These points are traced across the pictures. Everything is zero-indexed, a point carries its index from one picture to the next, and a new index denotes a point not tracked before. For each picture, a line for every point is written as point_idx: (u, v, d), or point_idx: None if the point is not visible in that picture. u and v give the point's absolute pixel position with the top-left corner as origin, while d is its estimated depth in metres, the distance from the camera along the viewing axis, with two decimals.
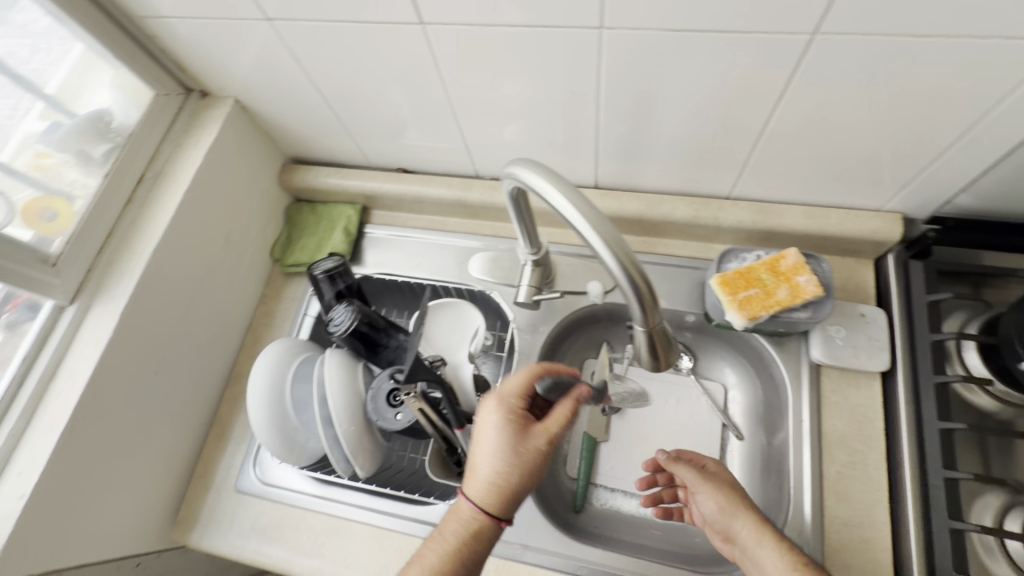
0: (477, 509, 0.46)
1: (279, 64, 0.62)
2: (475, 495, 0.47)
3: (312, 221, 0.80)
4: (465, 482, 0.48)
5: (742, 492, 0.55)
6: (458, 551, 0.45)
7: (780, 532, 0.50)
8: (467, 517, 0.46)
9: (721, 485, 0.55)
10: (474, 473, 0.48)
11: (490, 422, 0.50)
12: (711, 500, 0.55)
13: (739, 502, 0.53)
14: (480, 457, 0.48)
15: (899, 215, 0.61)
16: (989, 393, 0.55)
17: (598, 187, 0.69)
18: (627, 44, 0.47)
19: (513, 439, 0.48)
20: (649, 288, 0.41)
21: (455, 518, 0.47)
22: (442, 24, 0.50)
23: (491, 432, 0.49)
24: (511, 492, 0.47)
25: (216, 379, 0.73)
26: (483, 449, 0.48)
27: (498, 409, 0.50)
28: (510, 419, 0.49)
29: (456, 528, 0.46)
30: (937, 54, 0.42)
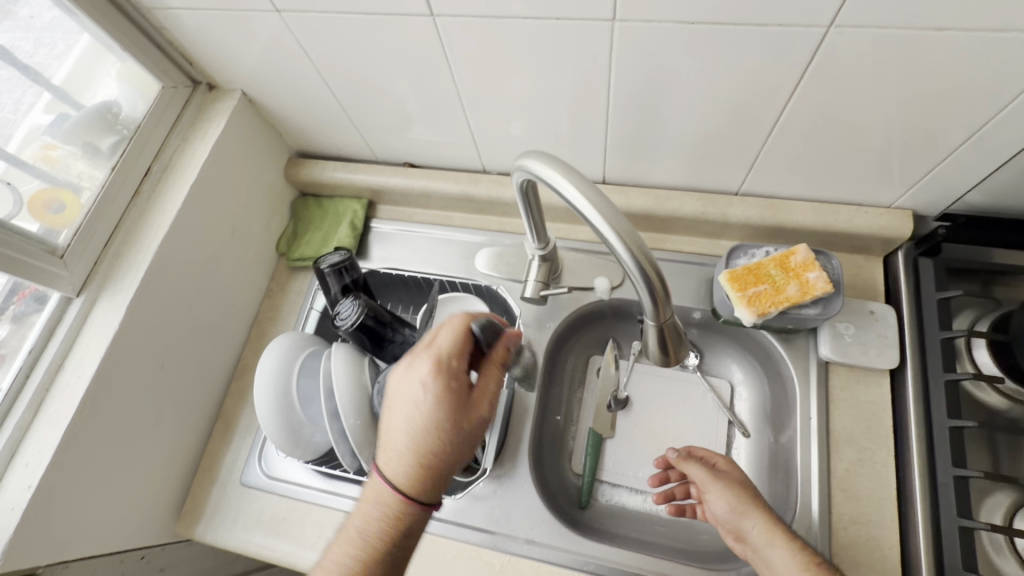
0: (392, 489, 0.46)
1: (288, 57, 0.62)
2: (396, 478, 0.46)
3: (317, 215, 0.80)
4: (386, 465, 0.47)
5: (753, 491, 0.55)
6: (377, 531, 0.46)
7: (792, 533, 0.50)
8: (388, 500, 0.46)
9: (732, 484, 0.55)
10: (389, 452, 0.47)
11: (404, 394, 0.47)
12: (721, 499, 0.55)
13: (751, 501, 0.53)
14: (395, 433, 0.47)
15: (909, 212, 0.60)
16: (998, 390, 0.55)
17: (605, 182, 0.69)
18: (640, 37, 0.47)
19: (430, 412, 0.46)
20: (662, 283, 0.41)
21: (372, 497, 0.47)
22: (451, 16, 0.50)
23: (406, 407, 0.47)
24: (430, 469, 0.46)
25: (222, 372, 0.72)
26: (398, 425, 0.47)
27: (418, 381, 0.47)
28: (442, 390, 0.46)
29: (375, 508, 0.47)
30: (953, 48, 0.41)
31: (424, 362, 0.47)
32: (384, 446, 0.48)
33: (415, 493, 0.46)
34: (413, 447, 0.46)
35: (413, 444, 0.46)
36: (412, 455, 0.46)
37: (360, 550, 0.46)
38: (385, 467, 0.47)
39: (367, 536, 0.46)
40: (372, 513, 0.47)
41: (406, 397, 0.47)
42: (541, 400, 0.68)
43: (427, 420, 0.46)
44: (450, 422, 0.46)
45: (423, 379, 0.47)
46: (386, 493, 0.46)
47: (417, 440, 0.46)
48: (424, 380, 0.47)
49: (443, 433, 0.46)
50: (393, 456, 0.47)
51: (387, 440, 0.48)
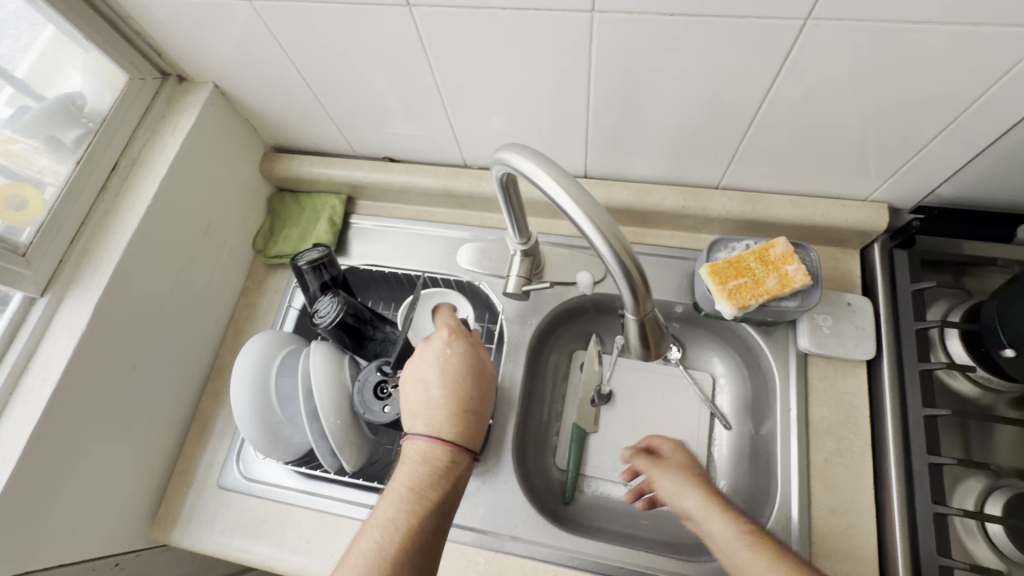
0: (438, 439, 0.49)
1: (262, 50, 0.60)
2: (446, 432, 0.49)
3: (295, 211, 0.79)
4: (431, 423, 0.49)
5: (695, 468, 0.56)
6: (428, 479, 0.47)
7: (727, 505, 0.51)
8: (439, 454, 0.48)
9: (674, 467, 0.56)
10: (427, 410, 0.50)
11: (429, 354, 0.53)
12: (665, 480, 0.55)
13: (690, 480, 0.54)
14: (430, 388, 0.51)
15: (884, 205, 0.61)
16: (970, 378, 0.57)
17: (587, 177, 0.69)
18: (619, 30, 0.46)
19: (458, 365, 0.52)
20: (642, 277, 0.40)
21: (415, 452, 0.48)
22: (429, 7, 0.49)
23: (438, 363, 0.52)
24: (467, 415, 0.50)
25: (197, 373, 0.71)
26: (432, 381, 0.51)
27: (445, 346, 0.53)
28: (464, 350, 0.53)
29: (420, 461, 0.48)
30: (928, 42, 0.42)
31: (439, 331, 0.54)
32: (417, 407, 0.51)
33: (459, 439, 0.49)
34: (451, 396, 0.50)
35: (451, 393, 0.50)
36: (451, 403, 0.50)
37: (414, 500, 0.46)
38: (426, 422, 0.50)
39: (418, 485, 0.46)
40: (419, 464, 0.48)
41: (435, 356, 0.52)
42: (525, 396, 0.68)
43: (459, 371, 0.52)
44: (475, 372, 0.52)
45: (443, 342, 0.53)
46: (431, 442, 0.48)
47: (454, 387, 0.51)
48: (444, 340, 0.53)
49: (473, 381, 0.52)
50: (431, 409, 0.50)
51: (420, 399, 0.51)
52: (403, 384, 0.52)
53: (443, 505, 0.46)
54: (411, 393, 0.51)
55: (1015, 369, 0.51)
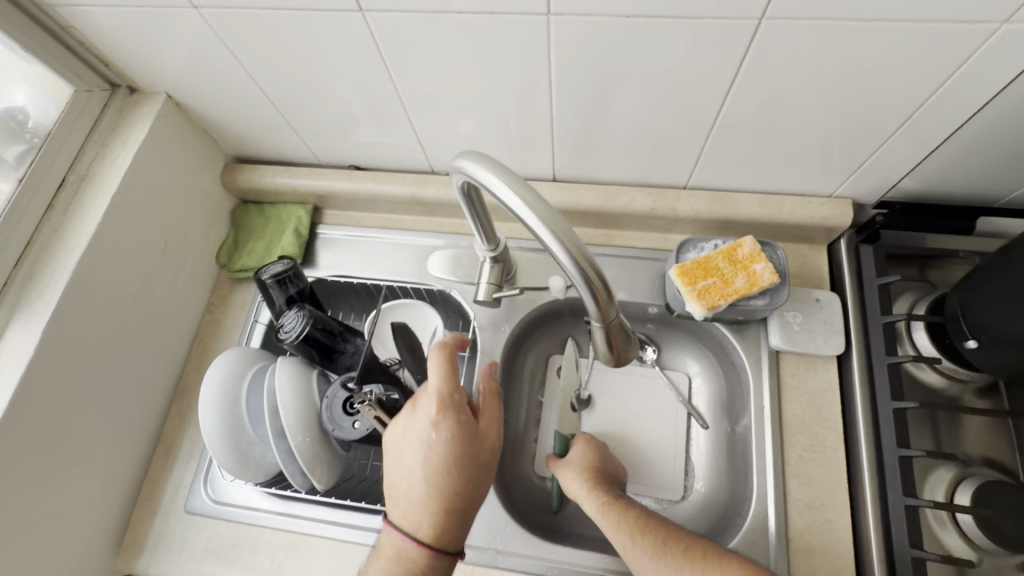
0: (412, 539, 0.46)
1: (215, 59, 0.59)
2: (422, 532, 0.46)
3: (259, 223, 0.76)
4: (409, 519, 0.46)
5: (586, 453, 0.60)
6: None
7: (598, 484, 0.56)
8: (413, 556, 0.46)
9: (565, 461, 0.60)
10: (406, 503, 0.47)
11: (413, 436, 0.47)
12: (559, 476, 0.59)
13: (572, 466, 0.59)
14: (410, 481, 0.47)
15: (849, 201, 0.62)
16: (937, 369, 0.58)
17: (556, 180, 0.68)
18: (576, 31, 0.46)
19: (443, 454, 0.46)
20: (603, 283, 0.39)
21: (389, 550, 0.46)
22: (384, 11, 0.48)
23: (421, 451, 0.46)
24: (447, 516, 0.46)
25: (160, 394, 0.68)
26: (412, 472, 0.47)
27: (429, 429, 0.46)
28: (452, 435, 0.47)
29: (394, 559, 0.46)
30: (882, 39, 0.42)
31: (429, 403, 0.47)
32: (398, 493, 0.47)
33: (435, 545, 0.46)
34: (430, 495, 0.46)
35: (430, 492, 0.46)
36: (429, 503, 0.46)
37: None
38: (404, 517, 0.47)
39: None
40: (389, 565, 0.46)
41: (419, 441, 0.47)
42: None
43: (443, 465, 0.46)
44: (462, 461, 0.47)
45: (430, 420, 0.47)
46: (404, 545, 0.46)
47: (434, 485, 0.46)
48: (432, 421, 0.47)
49: (460, 471, 0.47)
50: (409, 505, 0.47)
51: (401, 488, 0.47)
52: (387, 461, 0.49)
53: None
54: (394, 477, 0.48)
55: (978, 358, 0.52)
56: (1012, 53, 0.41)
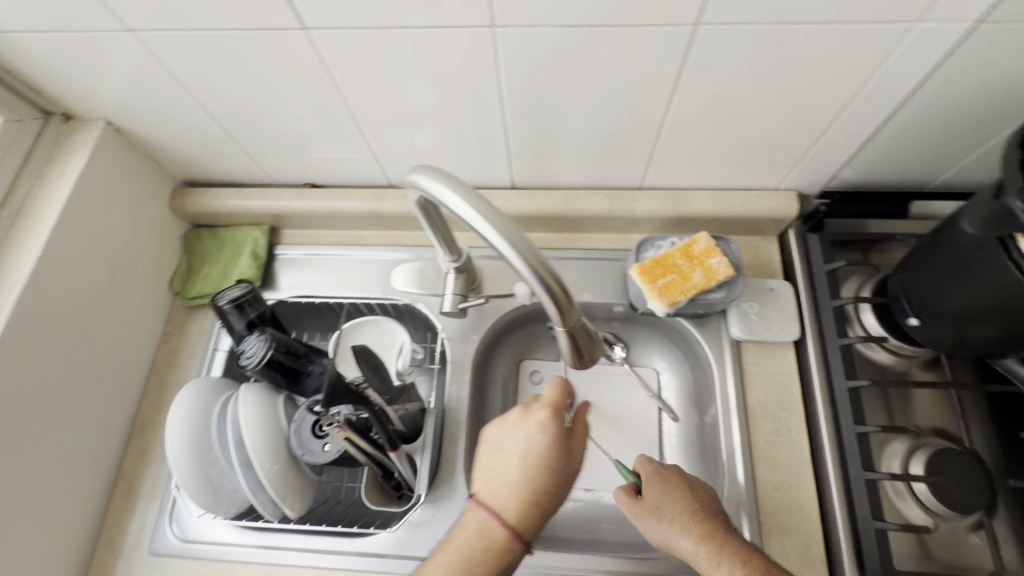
0: (499, 524, 0.45)
1: (156, 83, 0.57)
2: (509, 515, 0.45)
3: (213, 247, 0.74)
4: (498, 499, 0.46)
5: (680, 500, 0.51)
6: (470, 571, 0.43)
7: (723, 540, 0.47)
8: (495, 536, 0.44)
9: (655, 508, 0.51)
10: (498, 485, 0.46)
11: (520, 431, 0.48)
12: (651, 521, 0.50)
13: (677, 515, 0.49)
14: (505, 472, 0.46)
15: (794, 193, 0.65)
16: (886, 349, 0.61)
17: (514, 187, 0.69)
18: (522, 43, 0.47)
19: (545, 455, 0.46)
20: (562, 288, 0.39)
21: (470, 533, 0.45)
22: (327, 29, 0.47)
23: (524, 443, 0.47)
24: (535, 511, 0.46)
25: (117, 433, 0.65)
26: (514, 462, 0.47)
27: (535, 427, 0.47)
28: (552, 438, 0.47)
29: (477, 537, 0.45)
30: (809, 41, 0.44)
31: (540, 409, 0.48)
32: (492, 477, 0.47)
33: (519, 533, 0.45)
34: (526, 488, 0.46)
35: (524, 488, 0.46)
36: (523, 498, 0.45)
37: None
38: (494, 501, 0.46)
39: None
40: (466, 548, 0.44)
41: (524, 437, 0.48)
42: (473, 415, 0.66)
43: (545, 466, 0.46)
44: (559, 469, 0.47)
45: (539, 423, 0.48)
46: (491, 529, 0.45)
47: (530, 483, 0.46)
48: (543, 421, 0.48)
49: (556, 471, 0.47)
50: (502, 490, 0.46)
51: (495, 470, 0.47)
52: (483, 448, 0.49)
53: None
54: (490, 462, 0.48)
55: (920, 335, 0.56)
56: (925, 49, 0.44)
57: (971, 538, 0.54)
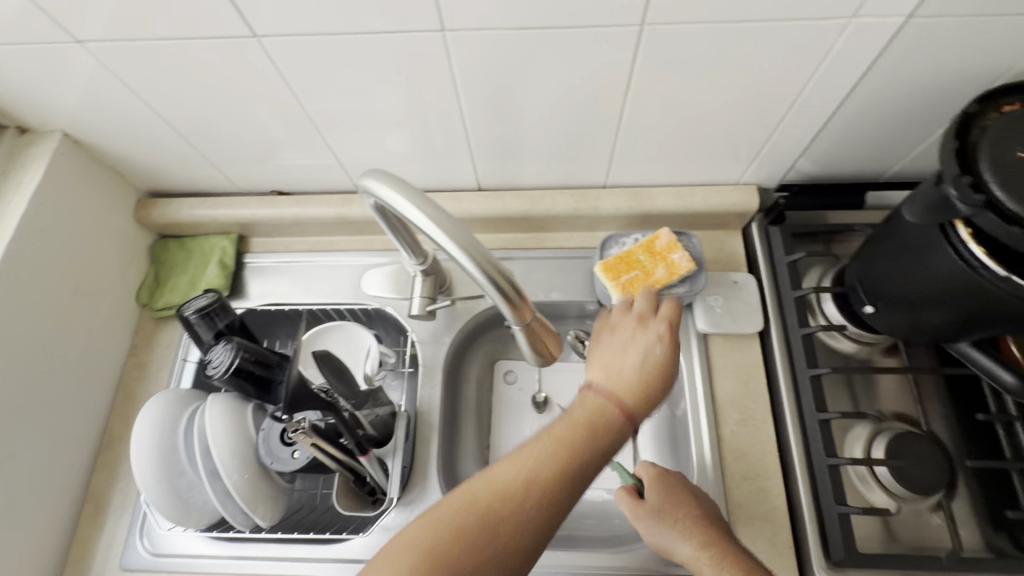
0: (614, 405, 0.42)
1: (112, 94, 0.56)
2: (623, 396, 0.43)
3: (181, 257, 0.73)
4: (611, 384, 0.44)
5: (680, 509, 0.51)
6: (581, 442, 0.40)
7: (722, 550, 0.47)
8: (608, 414, 0.42)
9: (655, 512, 0.52)
10: (615, 372, 0.44)
11: (642, 334, 0.47)
12: (651, 527, 0.52)
13: (676, 521, 0.51)
14: (624, 366, 0.44)
15: (754, 187, 0.66)
16: (848, 338, 0.62)
17: (481, 189, 0.69)
18: (473, 47, 0.47)
19: (664, 357, 0.45)
20: (515, 287, 0.39)
21: (582, 409, 0.42)
22: (277, 37, 0.48)
23: (642, 342, 0.46)
24: (651, 402, 0.44)
25: (84, 448, 0.64)
26: (631, 357, 0.45)
27: (655, 333, 0.47)
28: (668, 344, 0.46)
29: (591, 414, 0.42)
30: (752, 39, 0.45)
31: (659, 321, 0.48)
32: (609, 367, 0.45)
33: (632, 415, 0.42)
34: (644, 378, 0.44)
35: (643, 379, 0.44)
36: (643, 387, 0.44)
37: (561, 459, 0.39)
38: (612, 387, 0.43)
39: (568, 449, 0.39)
40: (579, 422, 0.41)
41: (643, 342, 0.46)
42: (446, 416, 0.66)
43: (665, 364, 0.45)
44: (674, 375, 0.45)
45: (658, 331, 0.47)
46: (609, 406, 0.42)
47: (648, 377, 0.44)
48: (662, 329, 0.47)
49: (670, 374, 0.45)
50: (621, 375, 0.44)
51: (613, 358, 0.46)
52: (601, 343, 0.48)
53: (578, 483, 0.39)
54: (607, 355, 0.46)
55: (878, 322, 0.57)
56: (865, 43, 0.45)
57: (932, 519, 0.55)
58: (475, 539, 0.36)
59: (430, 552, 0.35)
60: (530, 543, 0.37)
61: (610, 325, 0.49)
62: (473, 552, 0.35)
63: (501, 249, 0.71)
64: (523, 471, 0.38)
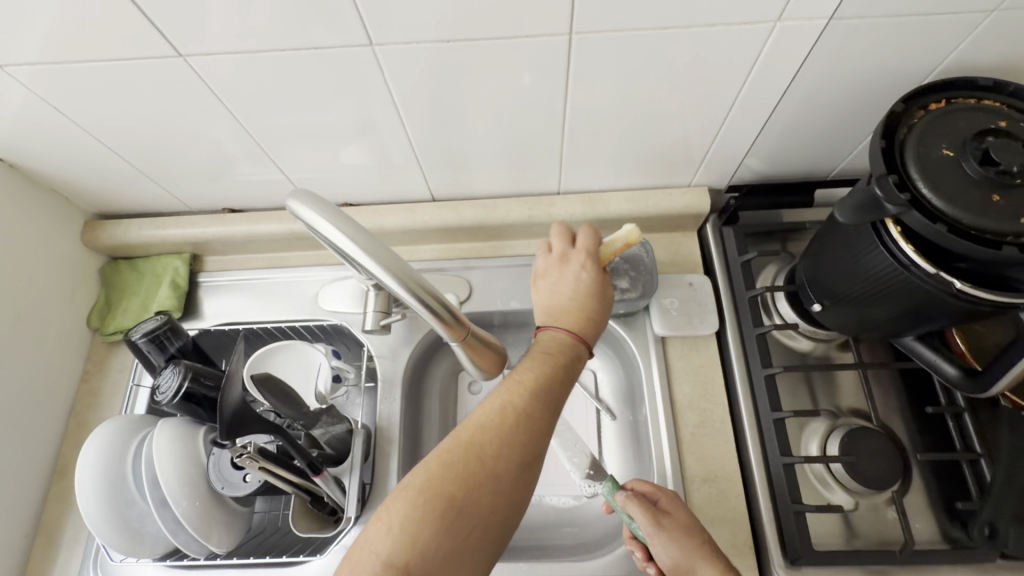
0: (565, 335, 0.49)
1: (45, 120, 0.55)
2: (568, 326, 0.50)
3: (133, 280, 0.72)
4: (558, 319, 0.51)
5: (698, 529, 0.50)
6: (546, 370, 0.45)
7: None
8: (561, 342, 0.49)
9: (675, 527, 0.50)
10: (557, 310, 0.51)
11: (569, 271, 0.54)
12: (673, 540, 0.49)
13: (698, 539, 0.49)
14: (565, 297, 0.52)
15: (705, 188, 0.66)
16: (803, 336, 0.63)
17: (435, 200, 0.69)
18: (405, 59, 0.47)
19: (591, 282, 0.53)
20: (445, 305, 0.39)
21: (539, 347, 0.48)
22: (204, 56, 0.47)
23: (573, 276, 0.53)
24: (596, 320, 0.52)
25: (33, 481, 0.62)
26: (566, 290, 0.53)
27: (580, 264, 0.54)
28: (593, 269, 0.54)
29: (549, 348, 0.48)
30: (681, 44, 0.46)
31: (578, 255, 0.55)
32: (550, 304, 0.52)
33: (584, 334, 0.50)
34: (581, 303, 0.52)
35: (585, 302, 0.52)
36: (586, 310, 0.51)
37: (532, 385, 0.44)
38: (561, 316, 0.51)
39: (536, 377, 0.44)
40: (541, 351, 0.48)
41: (573, 271, 0.54)
42: (407, 431, 0.65)
43: (592, 287, 0.52)
44: (603, 296, 0.53)
45: (580, 263, 0.54)
46: (565, 336, 0.49)
47: (585, 302, 0.52)
48: (582, 260, 0.54)
49: (600, 296, 0.53)
50: (568, 310, 0.51)
51: (555, 300, 0.53)
52: (540, 291, 0.54)
53: (552, 402, 0.44)
54: (549, 297, 0.53)
55: (828, 319, 0.57)
56: (792, 45, 0.46)
57: (888, 512, 0.55)
58: (470, 468, 0.39)
59: (429, 488, 0.38)
60: (521, 462, 0.41)
61: (539, 272, 0.56)
62: (471, 479, 0.39)
63: (458, 259, 0.70)
64: (501, 403, 0.43)
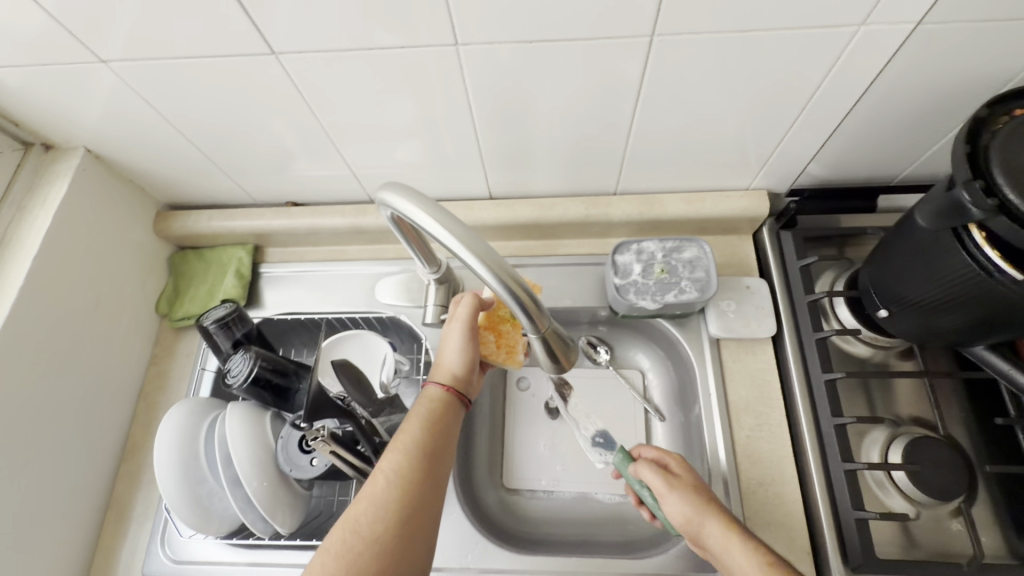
0: (436, 389, 0.53)
1: (133, 112, 0.58)
2: (441, 379, 0.54)
3: (200, 269, 0.75)
4: (432, 374, 0.55)
5: (701, 489, 0.51)
6: (429, 431, 0.49)
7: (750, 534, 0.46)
8: (436, 397, 0.52)
9: (678, 486, 0.51)
10: (439, 366, 0.54)
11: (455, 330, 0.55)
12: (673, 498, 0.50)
13: (703, 498, 0.49)
14: (444, 359, 0.54)
15: (764, 192, 0.66)
16: (862, 341, 0.62)
17: (492, 198, 0.70)
18: (484, 59, 0.48)
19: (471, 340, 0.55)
20: (529, 293, 0.39)
21: (422, 404, 0.51)
22: (295, 52, 0.49)
23: (457, 341, 0.54)
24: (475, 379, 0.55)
25: (106, 457, 0.65)
26: (450, 354, 0.55)
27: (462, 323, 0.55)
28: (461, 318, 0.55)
29: (428, 410, 0.51)
30: (761, 47, 0.46)
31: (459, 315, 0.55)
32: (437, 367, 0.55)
33: (461, 391, 0.53)
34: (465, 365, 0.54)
35: (467, 365, 0.54)
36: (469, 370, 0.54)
37: (415, 444, 0.48)
38: (440, 376, 0.54)
39: (419, 441, 0.48)
40: (420, 416, 0.50)
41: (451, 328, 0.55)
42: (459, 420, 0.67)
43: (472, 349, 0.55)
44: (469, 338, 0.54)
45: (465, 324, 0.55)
46: (439, 391, 0.52)
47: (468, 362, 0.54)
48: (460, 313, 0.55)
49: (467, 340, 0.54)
50: (446, 365, 0.54)
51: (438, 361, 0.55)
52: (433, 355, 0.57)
53: (439, 454, 0.48)
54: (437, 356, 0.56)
55: (892, 325, 0.57)
56: (872, 49, 0.46)
57: (952, 524, 0.54)
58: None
59: None
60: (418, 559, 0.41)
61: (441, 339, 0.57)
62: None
63: (512, 256, 0.71)
64: (392, 476, 0.45)
